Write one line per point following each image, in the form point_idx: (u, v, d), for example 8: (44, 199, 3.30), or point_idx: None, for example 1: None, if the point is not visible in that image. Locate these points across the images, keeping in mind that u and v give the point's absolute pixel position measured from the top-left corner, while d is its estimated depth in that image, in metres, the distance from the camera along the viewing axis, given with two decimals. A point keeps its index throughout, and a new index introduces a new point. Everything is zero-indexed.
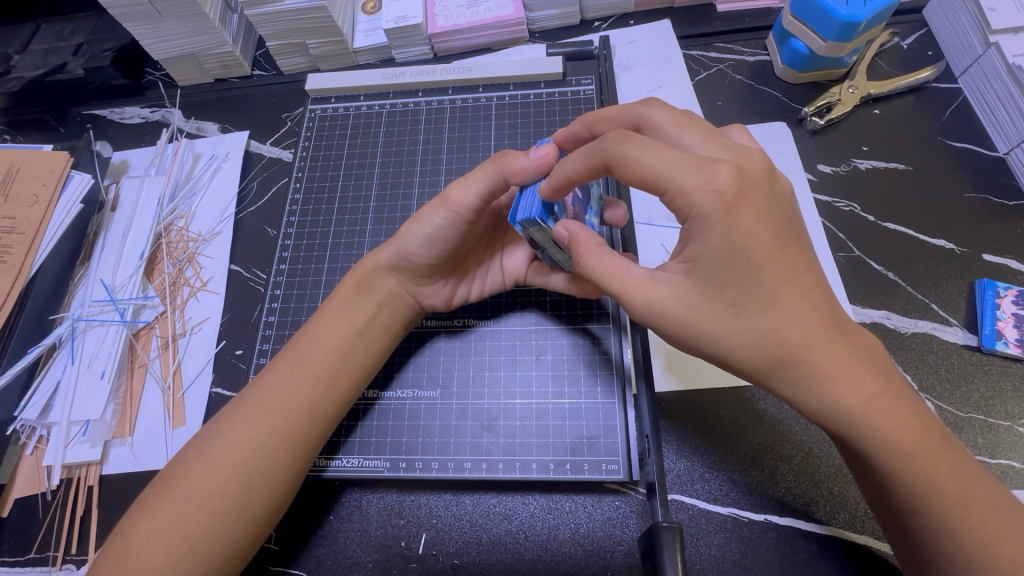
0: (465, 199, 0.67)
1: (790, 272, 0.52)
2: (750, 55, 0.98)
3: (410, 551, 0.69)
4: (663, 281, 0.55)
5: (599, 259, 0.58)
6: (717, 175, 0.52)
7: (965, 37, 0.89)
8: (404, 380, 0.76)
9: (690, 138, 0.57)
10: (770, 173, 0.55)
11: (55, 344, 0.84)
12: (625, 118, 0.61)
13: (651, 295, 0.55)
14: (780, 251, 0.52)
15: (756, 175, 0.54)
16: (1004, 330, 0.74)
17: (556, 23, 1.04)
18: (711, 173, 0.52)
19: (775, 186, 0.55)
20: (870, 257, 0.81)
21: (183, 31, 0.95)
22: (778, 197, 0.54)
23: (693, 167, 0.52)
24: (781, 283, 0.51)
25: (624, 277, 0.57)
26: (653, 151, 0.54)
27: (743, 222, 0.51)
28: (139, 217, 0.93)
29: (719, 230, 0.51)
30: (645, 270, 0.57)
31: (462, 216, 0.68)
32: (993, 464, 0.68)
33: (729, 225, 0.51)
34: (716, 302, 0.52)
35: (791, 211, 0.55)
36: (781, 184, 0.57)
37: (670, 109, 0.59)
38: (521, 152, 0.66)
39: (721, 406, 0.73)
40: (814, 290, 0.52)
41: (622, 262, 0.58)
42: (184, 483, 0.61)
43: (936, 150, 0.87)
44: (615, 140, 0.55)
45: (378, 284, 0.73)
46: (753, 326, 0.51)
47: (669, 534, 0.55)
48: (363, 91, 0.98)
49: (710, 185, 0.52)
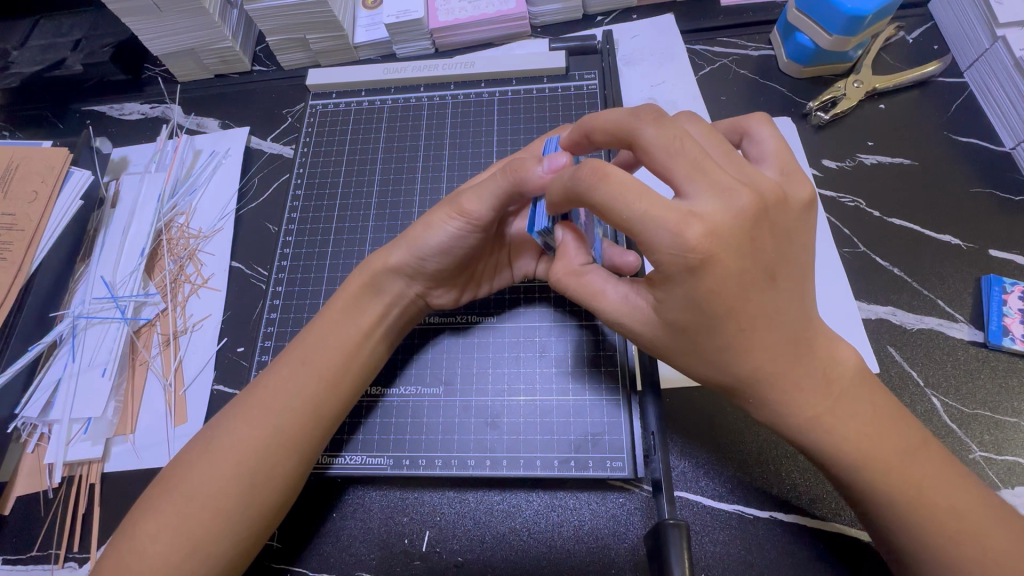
0: (480, 210, 0.67)
1: (760, 314, 0.49)
2: (754, 50, 0.97)
3: (414, 549, 0.69)
4: (637, 306, 0.55)
5: (574, 277, 0.58)
6: (688, 237, 0.46)
7: (972, 31, 0.88)
8: (408, 377, 0.75)
9: (676, 170, 0.49)
10: (760, 214, 0.48)
11: (55, 341, 0.83)
12: (618, 133, 0.53)
13: (625, 315, 0.56)
14: (758, 290, 0.49)
15: (736, 226, 0.47)
16: (1011, 326, 0.73)
17: (558, 18, 1.03)
18: (682, 232, 0.46)
19: (760, 229, 0.49)
20: (875, 252, 0.81)
21: (182, 26, 0.94)
22: (761, 243, 0.49)
23: (665, 223, 0.46)
24: (761, 314, 0.49)
25: (601, 297, 0.57)
26: (625, 200, 0.47)
27: (709, 284, 0.47)
28: (139, 213, 0.93)
29: (682, 288, 0.48)
30: (623, 292, 0.56)
31: (477, 227, 0.68)
32: (1000, 461, 0.68)
33: (695, 285, 0.48)
34: (689, 338, 0.52)
35: (776, 252, 0.50)
36: (773, 217, 0.50)
37: (661, 127, 0.50)
38: (534, 159, 0.63)
39: (726, 405, 0.73)
40: (784, 326, 0.50)
41: (600, 283, 0.57)
42: (186, 483, 0.61)
43: (941, 146, 0.87)
44: (588, 180, 0.49)
45: (387, 285, 0.72)
46: (713, 361, 0.52)
47: (676, 531, 0.54)
48: (363, 86, 0.98)
49: (679, 247, 0.46)
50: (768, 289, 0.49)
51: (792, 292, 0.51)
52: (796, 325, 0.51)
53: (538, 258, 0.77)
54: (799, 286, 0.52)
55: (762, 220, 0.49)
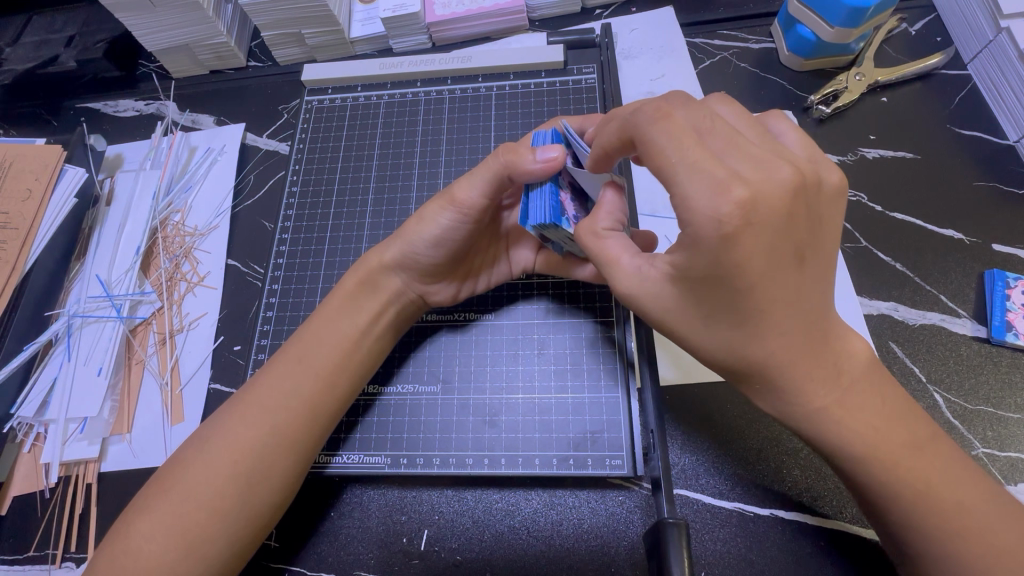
0: (471, 197, 0.67)
1: (778, 296, 0.47)
2: (754, 42, 0.96)
3: (412, 548, 0.68)
4: (648, 279, 0.53)
5: (596, 241, 0.57)
6: (727, 201, 0.43)
7: (975, 21, 0.87)
8: (404, 375, 0.74)
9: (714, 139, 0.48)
10: (799, 193, 0.46)
11: (51, 340, 0.83)
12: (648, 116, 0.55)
13: (633, 287, 0.54)
14: (775, 275, 0.46)
15: (779, 199, 0.44)
16: (1014, 321, 0.72)
17: (556, 11, 1.02)
18: (723, 194, 0.43)
19: (798, 209, 0.46)
20: (877, 247, 0.80)
21: (176, 21, 0.93)
22: (797, 223, 0.46)
23: (707, 180, 0.44)
24: (772, 303, 0.47)
25: (616, 265, 0.55)
26: (673, 146, 0.46)
27: (740, 253, 0.45)
28: (135, 210, 0.92)
29: (708, 256, 0.45)
30: (636, 264, 0.54)
31: (470, 216, 0.68)
32: (1003, 457, 0.67)
33: (723, 255, 0.45)
34: (708, 308, 0.50)
35: (808, 233, 0.48)
36: (811, 203, 0.48)
37: (692, 107, 0.49)
38: (527, 148, 0.61)
39: (726, 401, 0.72)
40: (809, 309, 0.49)
41: (619, 250, 0.55)
42: (182, 484, 0.60)
43: (945, 140, 0.86)
44: (648, 117, 0.48)
45: (382, 282, 0.71)
46: (734, 340, 0.50)
47: (676, 530, 0.53)
48: (360, 81, 0.96)
49: (714, 211, 0.43)
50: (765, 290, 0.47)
51: (822, 263, 0.50)
52: (817, 318, 0.49)
53: (537, 249, 0.77)
54: (824, 274, 0.50)
55: (803, 200, 0.46)
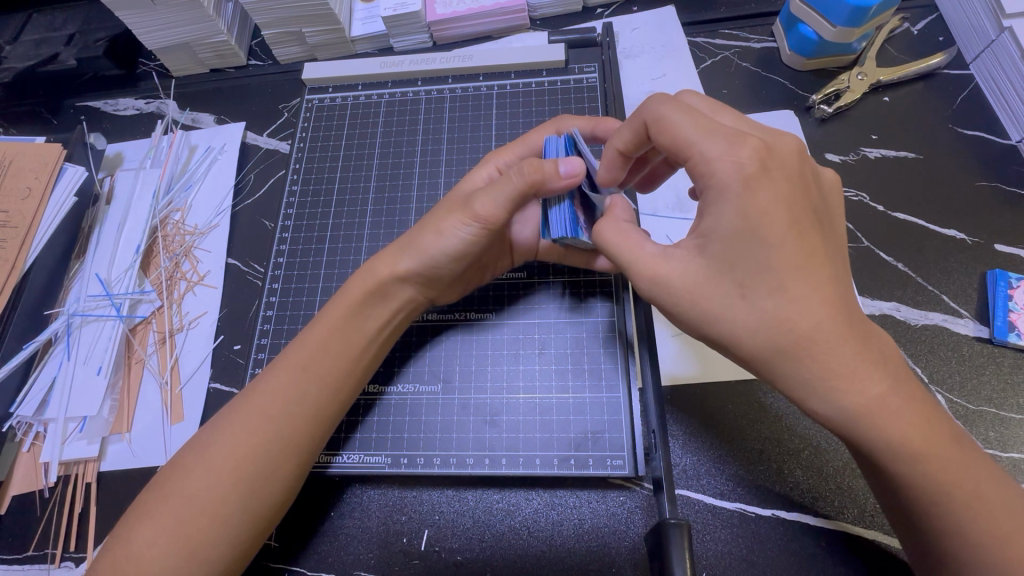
0: (494, 213, 0.65)
1: (803, 255, 0.50)
2: (756, 42, 0.96)
3: (413, 548, 0.68)
4: (674, 258, 0.54)
5: (616, 232, 0.57)
6: (742, 148, 0.51)
7: (976, 21, 0.87)
8: (405, 375, 0.74)
9: (724, 118, 0.56)
10: (805, 158, 0.53)
11: (50, 339, 0.83)
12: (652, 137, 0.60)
13: (658, 270, 0.54)
14: (795, 236, 0.50)
15: (787, 155, 0.52)
16: (1016, 322, 0.72)
17: (557, 10, 1.01)
18: (736, 145, 0.51)
19: (806, 170, 0.53)
20: (880, 247, 0.80)
21: (176, 20, 0.93)
22: (809, 182, 0.53)
23: (721, 136, 0.52)
24: (793, 271, 0.49)
25: (637, 251, 0.56)
26: (687, 117, 0.53)
27: (761, 198, 0.50)
28: (135, 208, 0.92)
29: (732, 205, 0.51)
30: (659, 247, 0.56)
31: (490, 230, 0.67)
32: (1005, 458, 0.67)
33: (746, 201, 0.50)
34: (725, 283, 0.51)
35: (820, 200, 0.54)
36: (817, 178, 0.55)
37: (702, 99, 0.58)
38: (549, 161, 0.60)
39: (728, 400, 0.72)
40: (818, 302, 0.49)
41: (637, 238, 0.56)
42: (183, 489, 0.60)
43: (947, 140, 0.85)
44: (658, 100, 0.55)
45: (395, 291, 0.70)
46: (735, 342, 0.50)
47: (678, 530, 0.53)
48: (360, 80, 0.96)
49: (733, 158, 0.51)
50: (786, 252, 0.49)
51: (824, 262, 0.50)
52: (819, 316, 0.49)
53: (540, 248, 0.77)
54: (830, 271, 0.50)
55: (810, 167, 0.54)
